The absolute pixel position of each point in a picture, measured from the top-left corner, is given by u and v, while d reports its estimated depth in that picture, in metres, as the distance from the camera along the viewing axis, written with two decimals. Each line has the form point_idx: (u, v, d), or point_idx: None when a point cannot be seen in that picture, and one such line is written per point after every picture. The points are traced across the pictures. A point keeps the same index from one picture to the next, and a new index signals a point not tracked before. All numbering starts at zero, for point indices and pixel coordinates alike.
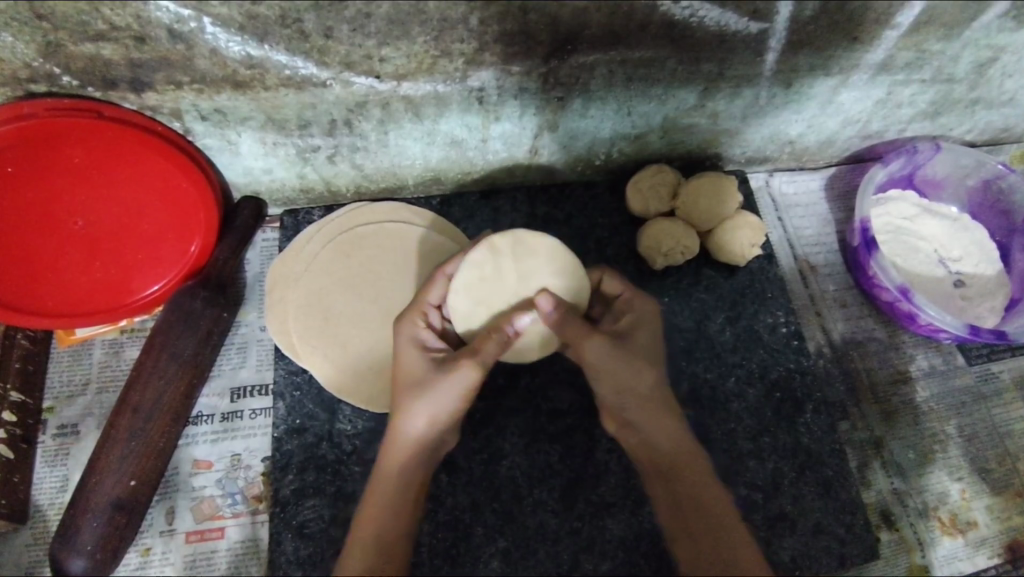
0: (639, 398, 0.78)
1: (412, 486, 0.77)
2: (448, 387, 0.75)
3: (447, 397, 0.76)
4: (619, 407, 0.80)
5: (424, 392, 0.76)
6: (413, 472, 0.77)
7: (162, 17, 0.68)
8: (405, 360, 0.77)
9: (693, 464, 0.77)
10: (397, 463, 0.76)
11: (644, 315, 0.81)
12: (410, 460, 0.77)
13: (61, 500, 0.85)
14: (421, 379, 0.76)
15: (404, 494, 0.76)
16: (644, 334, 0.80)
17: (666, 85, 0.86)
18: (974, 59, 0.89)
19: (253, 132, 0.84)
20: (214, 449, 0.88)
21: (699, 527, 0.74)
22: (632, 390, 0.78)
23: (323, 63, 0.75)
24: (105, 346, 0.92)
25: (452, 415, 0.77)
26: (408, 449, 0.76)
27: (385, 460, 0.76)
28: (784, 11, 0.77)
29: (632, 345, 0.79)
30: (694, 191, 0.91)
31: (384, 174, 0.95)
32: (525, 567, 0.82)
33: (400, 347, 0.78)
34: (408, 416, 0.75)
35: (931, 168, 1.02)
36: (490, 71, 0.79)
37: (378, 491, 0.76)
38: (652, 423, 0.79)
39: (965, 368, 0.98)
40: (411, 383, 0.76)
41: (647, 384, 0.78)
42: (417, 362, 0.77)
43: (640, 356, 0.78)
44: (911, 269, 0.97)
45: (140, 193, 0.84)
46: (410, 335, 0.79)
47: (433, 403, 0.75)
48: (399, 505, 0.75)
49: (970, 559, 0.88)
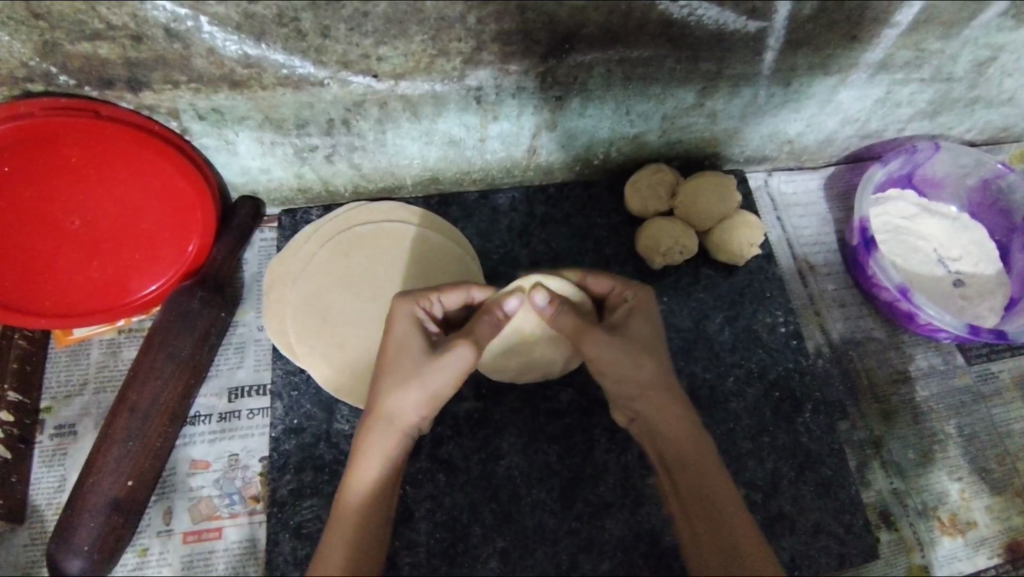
0: (634, 387, 0.76)
1: (390, 477, 0.75)
2: (443, 368, 0.73)
3: (438, 381, 0.73)
4: (624, 399, 0.78)
5: (415, 371, 0.73)
6: (390, 463, 0.75)
7: (159, 16, 0.67)
8: (401, 338, 0.75)
9: (704, 457, 0.74)
10: (378, 448, 0.74)
11: (643, 303, 0.79)
12: (389, 446, 0.74)
13: (58, 501, 0.85)
14: (414, 357, 0.74)
15: (380, 482, 0.74)
16: (641, 323, 0.78)
17: (664, 84, 0.86)
18: (973, 58, 0.89)
19: (250, 132, 0.84)
20: (212, 449, 0.88)
21: (700, 520, 0.71)
22: (633, 379, 0.75)
23: (320, 63, 0.75)
24: (103, 346, 0.92)
25: (439, 403, 0.75)
26: (387, 439, 0.74)
27: (365, 443, 0.74)
28: (782, 10, 0.76)
29: (626, 334, 0.76)
30: (693, 190, 0.91)
31: (382, 173, 0.95)
32: (524, 567, 0.81)
33: (398, 324, 0.75)
34: (396, 397, 0.73)
35: (930, 167, 1.02)
36: (487, 70, 0.79)
37: (355, 478, 0.73)
38: (654, 414, 0.76)
39: (965, 367, 0.97)
40: (402, 363, 0.74)
41: (647, 373, 0.75)
42: (415, 339, 0.75)
43: (641, 344, 0.76)
44: (910, 268, 0.97)
45: (137, 193, 0.84)
46: (409, 314, 0.76)
47: (421, 386, 0.73)
48: (375, 494, 0.73)
49: (970, 559, 0.88)
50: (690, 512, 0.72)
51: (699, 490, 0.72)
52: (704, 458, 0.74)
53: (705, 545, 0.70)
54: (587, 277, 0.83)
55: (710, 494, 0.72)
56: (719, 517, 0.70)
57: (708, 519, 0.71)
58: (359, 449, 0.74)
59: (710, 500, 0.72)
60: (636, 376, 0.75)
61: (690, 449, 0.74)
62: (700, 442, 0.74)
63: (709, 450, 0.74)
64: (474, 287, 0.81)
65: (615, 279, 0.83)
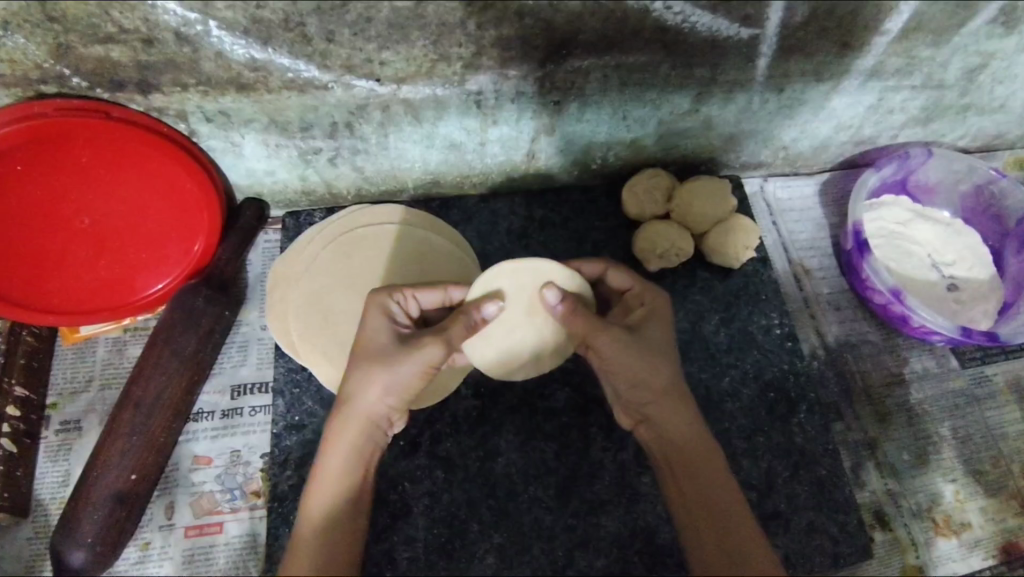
0: (650, 393, 0.76)
1: (358, 472, 0.75)
2: (408, 364, 0.74)
3: (405, 374, 0.74)
4: (635, 403, 0.78)
5: (382, 364, 0.74)
6: (358, 460, 0.75)
7: (170, 20, 0.70)
8: (373, 329, 0.76)
9: (708, 458, 0.74)
10: (344, 441, 0.74)
11: (658, 309, 0.80)
12: (355, 441, 0.74)
13: (62, 495, 0.87)
14: (381, 350, 0.75)
15: (349, 482, 0.74)
16: (654, 329, 0.78)
17: (660, 90, 0.88)
18: (963, 66, 0.91)
19: (255, 135, 0.86)
20: (214, 445, 0.89)
21: (709, 526, 0.71)
22: (648, 384, 0.76)
23: (325, 66, 0.77)
24: (109, 344, 0.93)
25: (406, 395, 0.76)
26: (353, 433, 0.74)
27: (333, 437, 0.74)
28: (773, 17, 0.78)
29: (643, 338, 0.77)
30: (689, 194, 0.93)
31: (384, 176, 0.97)
32: (520, 563, 0.82)
33: (369, 320, 0.77)
34: (362, 390, 0.74)
35: (924, 173, 1.04)
36: (488, 75, 0.81)
37: (320, 479, 0.73)
38: (663, 417, 0.76)
39: (959, 371, 0.98)
40: (370, 354, 0.75)
41: (662, 378, 0.76)
42: (384, 333, 0.76)
43: (652, 350, 0.76)
44: (904, 273, 0.98)
45: (145, 193, 0.87)
46: (381, 307, 0.78)
47: (387, 376, 0.74)
48: (343, 495, 0.73)
49: (965, 560, 0.88)
50: (697, 518, 0.72)
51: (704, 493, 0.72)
52: (713, 464, 0.74)
53: (711, 550, 0.70)
54: (609, 270, 0.84)
55: (719, 500, 0.72)
56: (723, 522, 0.71)
57: (713, 523, 0.71)
58: (327, 445, 0.74)
59: (714, 504, 0.71)
60: (654, 380, 0.76)
61: (696, 451, 0.75)
62: (706, 450, 0.75)
63: (715, 453, 0.75)
64: (451, 285, 0.83)
65: (634, 278, 0.83)
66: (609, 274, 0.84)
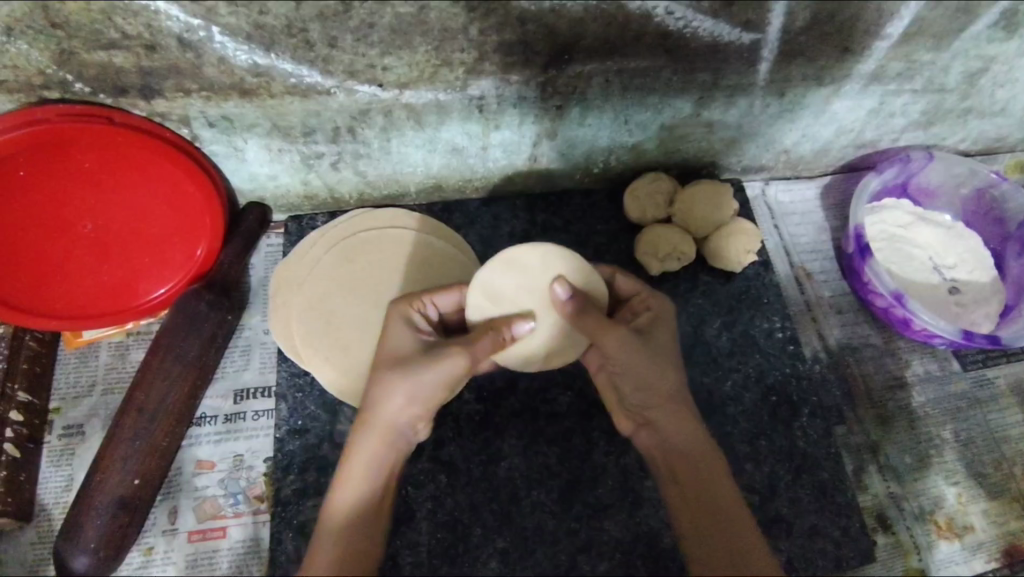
0: (652, 397, 0.77)
1: (380, 480, 0.75)
2: (431, 371, 0.73)
3: (428, 381, 0.74)
4: (638, 406, 0.79)
5: (404, 372, 0.74)
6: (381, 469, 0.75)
7: (172, 26, 0.70)
8: (395, 338, 0.77)
9: (709, 463, 0.74)
10: (367, 445, 0.74)
11: (662, 312, 0.80)
12: (377, 449, 0.74)
13: (65, 499, 0.87)
14: (404, 359, 0.75)
15: (372, 488, 0.74)
16: (659, 332, 0.79)
17: (662, 94, 0.88)
18: (963, 70, 0.91)
19: (258, 139, 0.86)
20: (217, 450, 0.89)
21: (710, 528, 0.71)
22: (651, 388, 0.77)
23: (327, 72, 0.77)
24: (111, 349, 0.94)
25: (429, 404, 0.75)
26: (374, 440, 0.74)
27: (355, 445, 0.74)
28: (775, 21, 0.79)
29: (649, 341, 0.77)
30: (691, 197, 0.93)
31: (386, 180, 0.97)
32: (523, 567, 0.82)
33: (391, 327, 0.78)
34: (385, 399, 0.74)
35: (925, 176, 1.04)
36: (489, 80, 0.81)
37: (343, 486, 0.73)
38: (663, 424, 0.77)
39: (960, 374, 0.98)
40: (394, 361, 0.75)
41: (666, 383, 0.77)
42: (406, 342, 0.76)
43: (658, 353, 0.77)
44: (906, 276, 0.98)
45: (148, 199, 0.87)
46: (403, 316, 0.79)
47: (410, 385, 0.73)
48: (363, 501, 0.73)
49: (967, 563, 0.88)
50: (697, 521, 0.72)
51: (708, 495, 0.73)
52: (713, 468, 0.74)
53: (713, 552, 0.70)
54: (614, 274, 0.84)
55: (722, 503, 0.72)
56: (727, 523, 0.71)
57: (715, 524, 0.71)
58: (349, 452, 0.75)
59: (714, 507, 0.72)
60: (658, 384, 0.77)
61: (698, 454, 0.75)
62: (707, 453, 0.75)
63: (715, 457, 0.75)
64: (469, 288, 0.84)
65: (641, 284, 0.83)
66: (615, 278, 0.84)
